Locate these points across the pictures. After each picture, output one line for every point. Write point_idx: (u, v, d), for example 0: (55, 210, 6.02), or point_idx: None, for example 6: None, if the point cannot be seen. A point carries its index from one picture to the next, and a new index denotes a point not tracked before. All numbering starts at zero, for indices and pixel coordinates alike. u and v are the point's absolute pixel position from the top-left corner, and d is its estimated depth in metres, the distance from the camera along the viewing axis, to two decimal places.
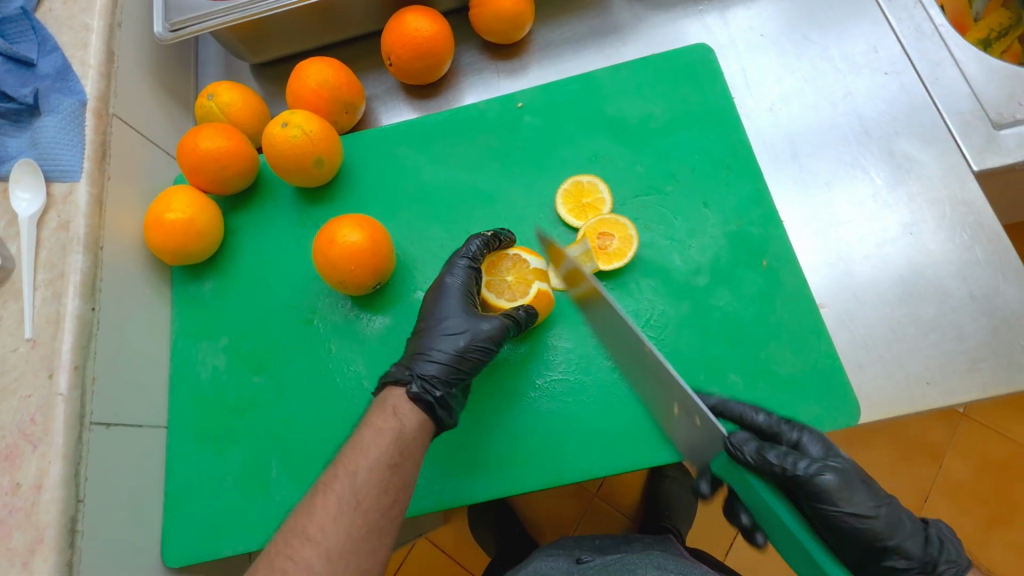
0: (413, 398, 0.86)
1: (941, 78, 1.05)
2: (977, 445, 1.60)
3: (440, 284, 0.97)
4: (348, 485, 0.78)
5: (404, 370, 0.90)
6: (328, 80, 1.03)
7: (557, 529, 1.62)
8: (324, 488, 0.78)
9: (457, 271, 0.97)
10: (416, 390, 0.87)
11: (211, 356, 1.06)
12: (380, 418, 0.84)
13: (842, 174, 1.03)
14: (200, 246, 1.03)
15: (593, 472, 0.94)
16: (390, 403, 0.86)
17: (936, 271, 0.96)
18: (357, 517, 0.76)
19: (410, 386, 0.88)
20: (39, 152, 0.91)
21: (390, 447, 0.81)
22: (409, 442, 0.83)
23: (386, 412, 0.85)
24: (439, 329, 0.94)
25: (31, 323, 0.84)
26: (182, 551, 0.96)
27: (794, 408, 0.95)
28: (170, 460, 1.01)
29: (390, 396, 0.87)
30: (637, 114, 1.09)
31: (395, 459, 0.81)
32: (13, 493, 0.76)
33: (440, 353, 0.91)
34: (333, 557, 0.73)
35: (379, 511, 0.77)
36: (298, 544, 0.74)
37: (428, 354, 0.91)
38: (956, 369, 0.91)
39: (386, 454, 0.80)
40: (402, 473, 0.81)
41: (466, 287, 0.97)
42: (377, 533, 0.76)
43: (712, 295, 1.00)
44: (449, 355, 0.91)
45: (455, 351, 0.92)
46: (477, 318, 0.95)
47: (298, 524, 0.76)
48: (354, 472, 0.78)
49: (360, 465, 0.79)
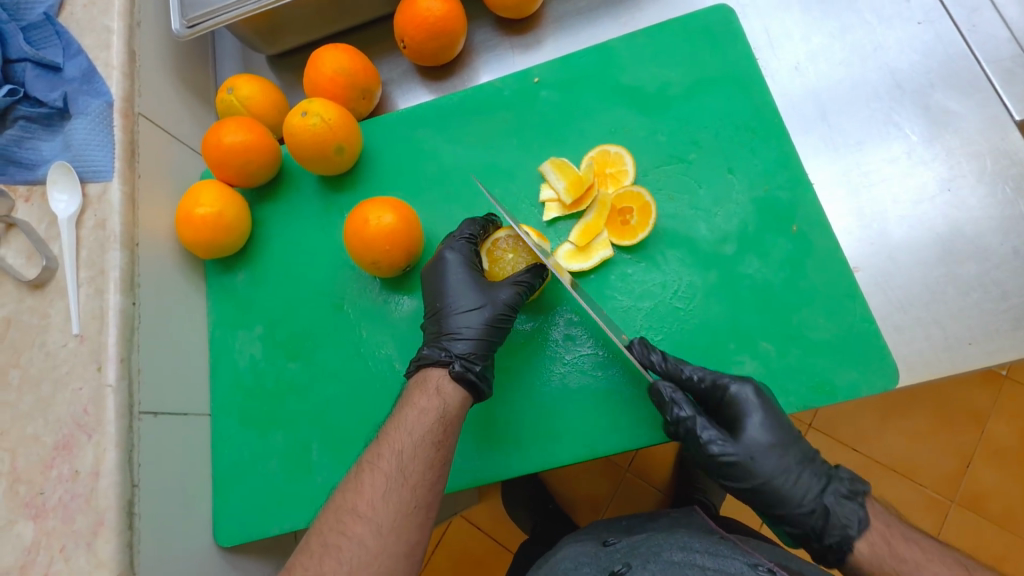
0: (456, 377, 0.89)
1: (978, 24, 1.00)
2: (1022, 408, 1.55)
3: (440, 259, 0.97)
4: (394, 462, 0.80)
5: (440, 353, 0.92)
6: (344, 66, 1.03)
7: (588, 504, 1.64)
8: (370, 466, 0.81)
9: (455, 247, 0.98)
10: (458, 369, 0.89)
11: (248, 344, 1.09)
12: (423, 398, 0.87)
13: (874, 132, 0.99)
14: (230, 239, 1.05)
15: (624, 444, 0.95)
16: (434, 384, 0.89)
17: (977, 229, 0.93)
18: (404, 493, 0.78)
19: (452, 366, 0.90)
20: (72, 154, 0.93)
21: (436, 425, 0.84)
22: (451, 421, 0.86)
23: (428, 391, 0.88)
24: (459, 308, 0.95)
25: (78, 320, 0.87)
26: (232, 532, 1.01)
27: (829, 374, 0.94)
28: (215, 444, 1.05)
29: (432, 378, 0.90)
30: (655, 82, 1.06)
31: (439, 437, 0.83)
32: (74, 479, 0.81)
33: (469, 330, 0.93)
34: (366, 523, 0.75)
35: (414, 484, 0.79)
36: (349, 520, 0.76)
37: (457, 333, 0.93)
38: (998, 328, 0.89)
39: (431, 434, 0.83)
40: (446, 450, 0.84)
41: (467, 260, 0.97)
42: (413, 505, 0.78)
43: (740, 263, 0.98)
44: (478, 331, 0.93)
45: (482, 326, 0.93)
46: (491, 290, 0.96)
47: (347, 501, 0.78)
48: (399, 450, 0.81)
49: (406, 445, 0.81)
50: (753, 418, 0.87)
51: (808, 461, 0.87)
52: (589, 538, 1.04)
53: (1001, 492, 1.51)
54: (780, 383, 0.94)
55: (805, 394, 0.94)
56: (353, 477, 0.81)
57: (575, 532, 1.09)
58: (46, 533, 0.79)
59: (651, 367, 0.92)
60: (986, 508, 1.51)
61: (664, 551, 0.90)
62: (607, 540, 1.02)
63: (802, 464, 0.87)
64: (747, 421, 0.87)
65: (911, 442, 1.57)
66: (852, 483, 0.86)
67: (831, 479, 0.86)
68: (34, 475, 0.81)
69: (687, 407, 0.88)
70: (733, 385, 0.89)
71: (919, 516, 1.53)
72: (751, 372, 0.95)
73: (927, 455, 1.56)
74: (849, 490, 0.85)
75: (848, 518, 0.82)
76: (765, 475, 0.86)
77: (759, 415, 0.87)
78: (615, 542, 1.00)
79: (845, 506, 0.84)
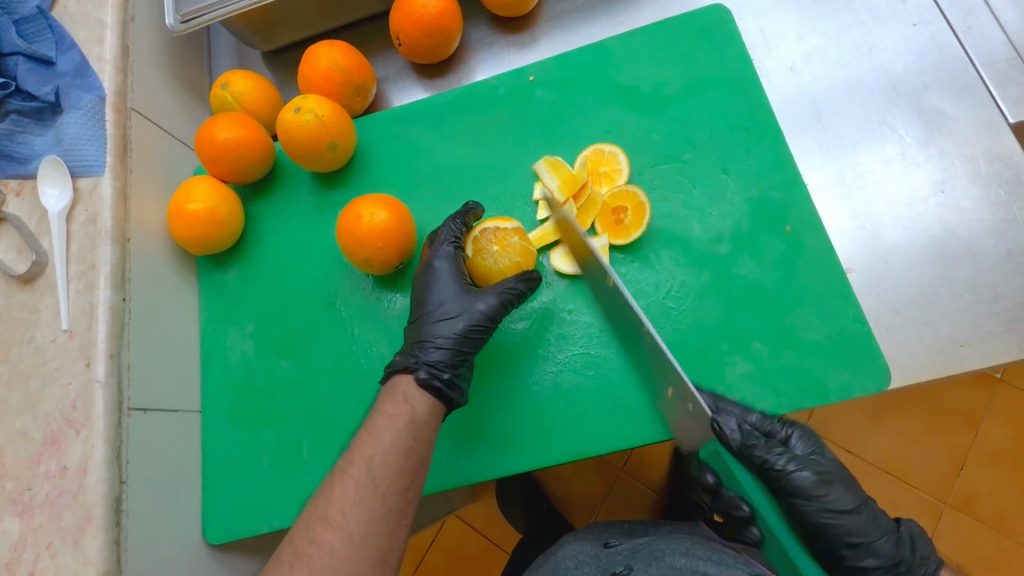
0: (422, 383, 0.88)
1: (973, 26, 1.00)
2: (1015, 411, 1.55)
3: (429, 267, 0.98)
4: (364, 470, 0.79)
5: (411, 358, 0.91)
6: (338, 63, 1.03)
7: (582, 504, 1.63)
8: (341, 474, 0.80)
9: (443, 255, 0.97)
10: (423, 376, 0.89)
11: (240, 341, 1.08)
12: (391, 405, 0.86)
13: (868, 134, 0.99)
14: (222, 235, 1.05)
15: (616, 444, 0.95)
16: (401, 391, 0.88)
17: (970, 231, 0.93)
18: (374, 501, 0.77)
19: (418, 372, 0.89)
20: (63, 148, 0.93)
21: (405, 432, 0.83)
22: (419, 429, 0.85)
23: (396, 398, 0.87)
24: (436, 315, 0.95)
25: (67, 315, 0.87)
26: (222, 529, 1.01)
27: (822, 374, 0.94)
28: (206, 441, 1.05)
29: (400, 383, 0.89)
30: (650, 82, 1.06)
31: (408, 446, 0.82)
32: (61, 476, 0.80)
33: (443, 338, 0.92)
34: (336, 530, 0.75)
35: (384, 491, 0.78)
36: (320, 527, 0.75)
37: (431, 341, 0.92)
38: (990, 330, 0.88)
39: (401, 441, 0.82)
40: (416, 458, 0.83)
41: (454, 270, 0.97)
42: (387, 511, 0.78)
43: (734, 263, 0.98)
44: (452, 340, 0.92)
45: (456, 335, 0.93)
46: (471, 299, 0.95)
47: (318, 509, 0.77)
48: (370, 457, 0.80)
49: (376, 450, 0.81)
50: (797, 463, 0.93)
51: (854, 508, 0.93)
52: (590, 539, 1.03)
53: (993, 495, 1.52)
54: (773, 383, 0.94)
55: (798, 395, 0.94)
56: (325, 485, 0.80)
57: (574, 532, 1.08)
58: (33, 530, 0.79)
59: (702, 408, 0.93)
60: (978, 510, 1.51)
61: (668, 556, 0.89)
62: (608, 541, 1.02)
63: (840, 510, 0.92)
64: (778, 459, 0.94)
65: (905, 444, 1.57)
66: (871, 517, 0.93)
67: (859, 513, 0.93)
68: (22, 471, 0.81)
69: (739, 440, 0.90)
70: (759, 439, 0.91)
71: (911, 518, 1.53)
72: (743, 372, 0.95)
73: (921, 457, 1.56)
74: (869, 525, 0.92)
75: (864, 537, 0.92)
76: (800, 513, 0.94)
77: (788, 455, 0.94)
78: (617, 545, 1.00)
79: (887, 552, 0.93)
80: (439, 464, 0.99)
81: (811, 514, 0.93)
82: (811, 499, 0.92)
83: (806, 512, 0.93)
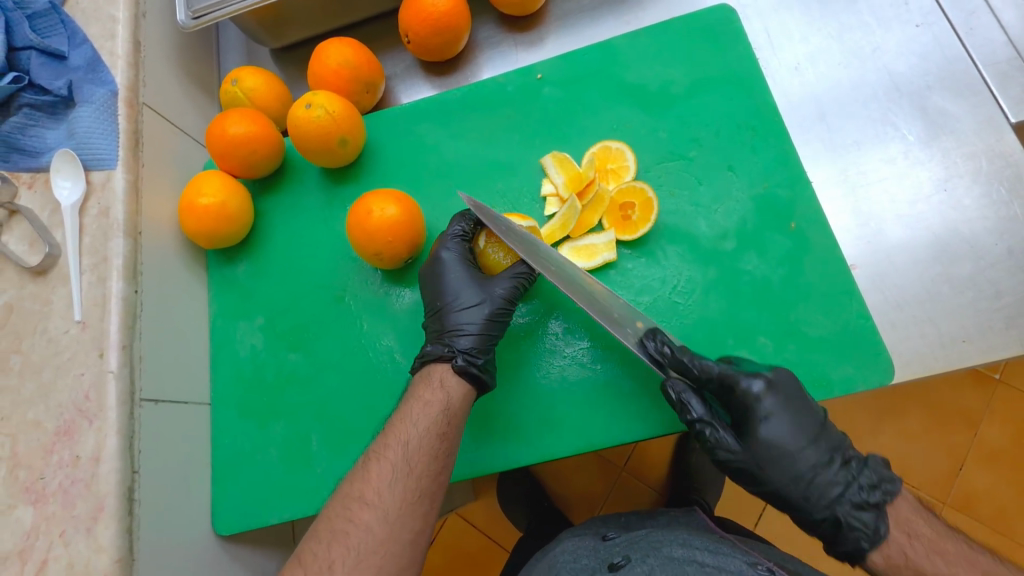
0: (460, 370, 0.89)
1: (975, 28, 1.01)
2: (1014, 411, 1.57)
3: (435, 259, 0.98)
4: (400, 453, 0.81)
5: (444, 348, 0.93)
6: (348, 59, 1.04)
7: (583, 502, 1.64)
8: (376, 456, 0.82)
9: (451, 246, 0.99)
10: (461, 362, 0.90)
11: (249, 335, 1.09)
12: (427, 391, 0.88)
13: (872, 133, 1.00)
14: (233, 229, 1.06)
15: (622, 437, 0.96)
16: (437, 377, 0.90)
17: (972, 229, 0.94)
18: (410, 484, 0.79)
19: (455, 360, 0.91)
20: (76, 142, 0.94)
21: (440, 417, 0.85)
22: (455, 413, 0.87)
23: (433, 385, 0.89)
24: (459, 304, 0.96)
25: (80, 306, 0.87)
26: (231, 521, 1.01)
27: (827, 369, 0.95)
28: (215, 434, 1.05)
29: (436, 372, 0.91)
30: (657, 80, 1.07)
31: (445, 428, 0.84)
32: (74, 465, 0.81)
33: (471, 325, 0.94)
34: (373, 510, 0.76)
35: (420, 474, 0.80)
36: (356, 508, 0.77)
37: (460, 329, 0.94)
38: (992, 326, 0.90)
39: (435, 426, 0.84)
40: (451, 441, 0.84)
41: (463, 258, 0.99)
42: (420, 494, 0.79)
43: (740, 260, 0.99)
44: (480, 326, 0.94)
45: (484, 320, 0.94)
46: (489, 285, 0.97)
47: (355, 490, 0.79)
48: (405, 441, 0.82)
49: (412, 436, 0.83)
50: (777, 418, 0.86)
51: (825, 467, 0.85)
52: (589, 534, 1.04)
53: (991, 495, 1.53)
54: None
55: None
56: (360, 468, 0.82)
57: (572, 528, 1.09)
58: (46, 518, 0.79)
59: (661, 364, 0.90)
60: (976, 509, 1.53)
61: (665, 547, 0.90)
62: (607, 534, 1.02)
63: (817, 468, 0.85)
64: (760, 423, 0.86)
65: (904, 443, 1.58)
66: (869, 490, 0.83)
67: (852, 478, 0.84)
68: (35, 460, 0.82)
69: (695, 408, 0.88)
70: (745, 382, 0.86)
71: None
72: None
73: (920, 456, 1.57)
74: (866, 498, 0.83)
75: (863, 528, 0.82)
76: (775, 483, 0.86)
77: (775, 414, 0.86)
78: (615, 537, 1.00)
79: (860, 516, 0.82)
80: None
81: (802, 470, 0.85)
82: (802, 477, 0.85)
83: (783, 489, 0.87)
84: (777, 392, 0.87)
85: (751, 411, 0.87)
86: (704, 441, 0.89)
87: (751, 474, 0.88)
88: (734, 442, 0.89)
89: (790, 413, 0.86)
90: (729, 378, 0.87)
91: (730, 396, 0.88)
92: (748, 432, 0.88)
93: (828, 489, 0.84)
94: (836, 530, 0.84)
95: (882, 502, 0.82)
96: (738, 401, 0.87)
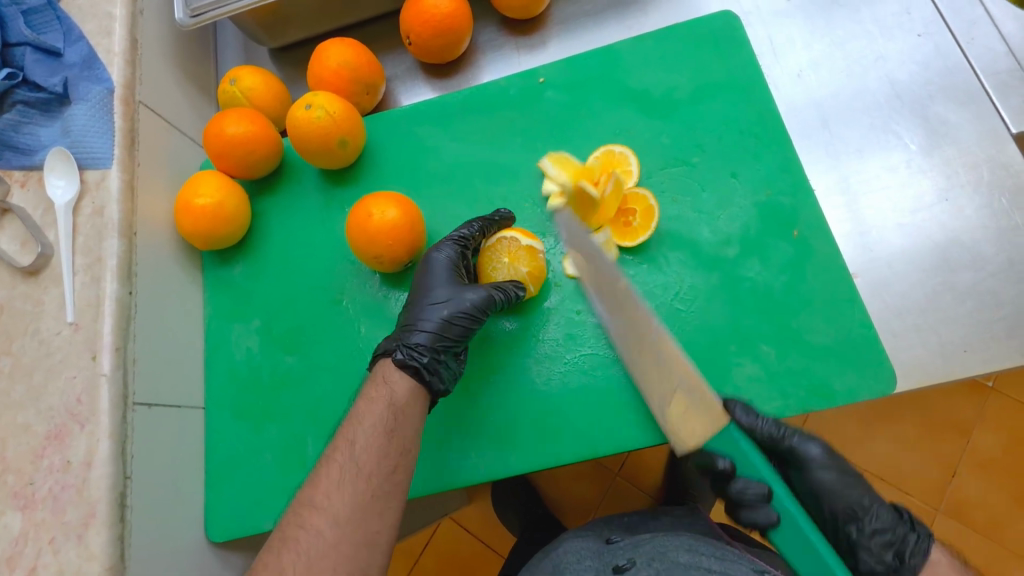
0: (399, 364, 0.88)
1: (976, 38, 1.02)
2: (1008, 419, 1.57)
3: (427, 260, 0.98)
4: (348, 453, 0.80)
5: (396, 342, 0.92)
6: (349, 61, 1.03)
7: (578, 507, 1.63)
8: (326, 459, 0.81)
9: (443, 248, 0.98)
10: (401, 357, 0.89)
11: (245, 337, 1.08)
12: (373, 389, 0.87)
13: (873, 141, 1.01)
14: (230, 230, 1.04)
15: (623, 445, 0.95)
16: (382, 373, 0.89)
17: (973, 238, 0.94)
18: (359, 485, 0.78)
19: (397, 354, 0.90)
20: (71, 140, 0.92)
21: (385, 416, 0.83)
22: (399, 411, 0.85)
23: (378, 381, 0.88)
24: (425, 304, 0.95)
25: (73, 307, 0.86)
26: (224, 526, 1.00)
27: (829, 377, 0.95)
28: (209, 436, 1.04)
29: (381, 367, 0.90)
30: (660, 85, 1.07)
31: (387, 424, 0.83)
32: (65, 470, 0.79)
33: (429, 323, 0.93)
34: (349, 525, 0.75)
35: (368, 476, 0.78)
36: (306, 513, 0.76)
37: (417, 326, 0.93)
38: (993, 336, 0.90)
39: (381, 424, 0.82)
40: (400, 440, 0.83)
41: (452, 261, 0.97)
42: (370, 496, 0.78)
43: (742, 266, 0.99)
44: (438, 324, 0.92)
45: (442, 320, 0.93)
46: (460, 286, 0.95)
47: (306, 495, 0.78)
48: (351, 442, 0.81)
49: (358, 435, 0.81)
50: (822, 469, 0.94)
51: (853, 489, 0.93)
52: (593, 536, 1.03)
53: (985, 504, 1.53)
54: (780, 385, 0.95)
55: (805, 398, 0.94)
56: (313, 469, 0.82)
57: (576, 529, 1.08)
58: (35, 524, 0.78)
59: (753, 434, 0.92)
60: (969, 516, 1.53)
61: (671, 551, 0.88)
62: (609, 538, 1.01)
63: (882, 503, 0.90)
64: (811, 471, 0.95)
65: (900, 451, 1.58)
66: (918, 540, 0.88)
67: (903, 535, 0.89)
68: (24, 464, 0.80)
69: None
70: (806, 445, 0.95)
71: None
72: (751, 374, 0.96)
73: (914, 463, 1.57)
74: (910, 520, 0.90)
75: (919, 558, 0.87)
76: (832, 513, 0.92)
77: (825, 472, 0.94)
78: (618, 540, 0.99)
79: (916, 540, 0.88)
80: (444, 463, 0.98)
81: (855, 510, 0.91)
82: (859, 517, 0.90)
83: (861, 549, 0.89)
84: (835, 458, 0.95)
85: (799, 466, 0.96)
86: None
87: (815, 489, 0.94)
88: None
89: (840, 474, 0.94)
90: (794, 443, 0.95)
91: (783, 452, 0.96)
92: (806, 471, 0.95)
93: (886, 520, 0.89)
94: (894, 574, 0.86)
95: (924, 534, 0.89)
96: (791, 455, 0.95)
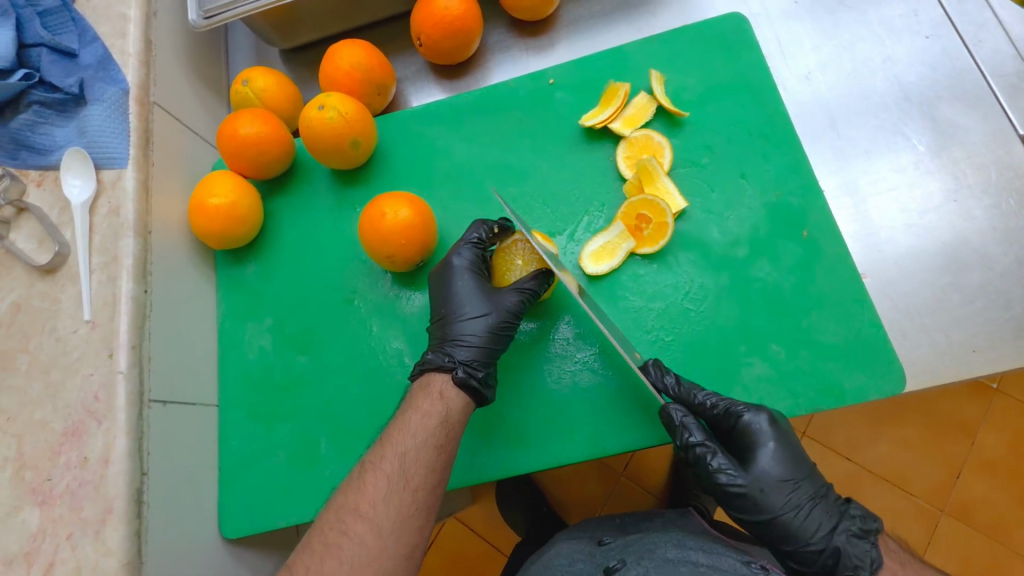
0: (460, 383, 0.89)
1: (984, 41, 1.02)
2: (1013, 420, 1.57)
3: (446, 265, 0.98)
4: (396, 464, 0.82)
5: (443, 358, 0.92)
6: (361, 61, 1.04)
7: (583, 507, 1.64)
8: (372, 467, 0.83)
9: (462, 253, 0.98)
10: (461, 374, 0.90)
11: (257, 336, 1.09)
12: (425, 402, 0.88)
13: (882, 142, 1.01)
14: (243, 230, 1.05)
15: (632, 442, 0.96)
16: (436, 389, 0.90)
17: (981, 239, 0.95)
18: (404, 496, 0.80)
19: (455, 372, 0.90)
20: (87, 140, 0.93)
21: (438, 428, 0.85)
22: (454, 425, 0.87)
23: (431, 395, 0.89)
24: (459, 316, 0.96)
25: (90, 306, 0.87)
26: (238, 523, 1.01)
27: (839, 377, 0.95)
28: (221, 433, 1.05)
29: (436, 382, 0.90)
30: (669, 87, 1.08)
31: (441, 440, 0.85)
32: (83, 466, 0.80)
33: (473, 337, 0.93)
34: (367, 523, 0.77)
35: (415, 485, 0.81)
36: (350, 519, 0.78)
37: (460, 340, 0.94)
38: (1002, 337, 0.90)
39: (433, 437, 0.84)
40: (446, 453, 0.85)
41: (473, 266, 0.98)
42: (415, 506, 0.80)
43: (751, 267, 1.00)
44: (482, 339, 0.94)
45: (486, 333, 0.94)
46: (495, 296, 0.96)
47: (349, 501, 0.80)
48: (402, 453, 0.82)
49: (409, 446, 0.83)
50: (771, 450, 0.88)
51: (820, 499, 0.87)
52: (585, 537, 1.02)
53: (989, 504, 1.54)
54: (790, 385, 0.96)
55: (814, 398, 0.95)
56: (356, 477, 0.83)
57: (568, 529, 1.08)
58: (53, 520, 0.78)
59: (662, 391, 0.93)
60: (973, 517, 1.53)
61: (659, 548, 0.90)
62: (602, 538, 1.00)
63: (813, 500, 0.87)
64: (760, 453, 0.88)
65: (904, 452, 1.58)
66: (863, 519, 0.85)
67: (843, 511, 0.87)
68: (41, 461, 0.81)
69: (695, 432, 0.89)
70: (748, 415, 0.90)
71: (909, 524, 1.55)
72: (761, 373, 0.97)
73: (919, 463, 1.58)
74: (860, 527, 0.85)
75: (861, 557, 0.82)
76: (771, 510, 0.87)
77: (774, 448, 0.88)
78: (611, 541, 0.98)
79: (855, 544, 0.84)
80: (458, 461, 0.99)
81: (800, 501, 0.87)
82: (800, 505, 0.87)
83: (784, 519, 0.87)
84: (779, 428, 0.90)
85: (750, 444, 0.89)
86: (706, 468, 0.89)
87: (751, 501, 0.87)
88: (737, 471, 0.89)
89: (787, 451, 0.89)
90: (734, 410, 0.91)
91: (732, 428, 0.91)
92: (749, 459, 0.90)
93: (820, 522, 0.86)
94: (835, 560, 0.84)
95: (873, 531, 0.84)
96: (742, 436, 0.90)
